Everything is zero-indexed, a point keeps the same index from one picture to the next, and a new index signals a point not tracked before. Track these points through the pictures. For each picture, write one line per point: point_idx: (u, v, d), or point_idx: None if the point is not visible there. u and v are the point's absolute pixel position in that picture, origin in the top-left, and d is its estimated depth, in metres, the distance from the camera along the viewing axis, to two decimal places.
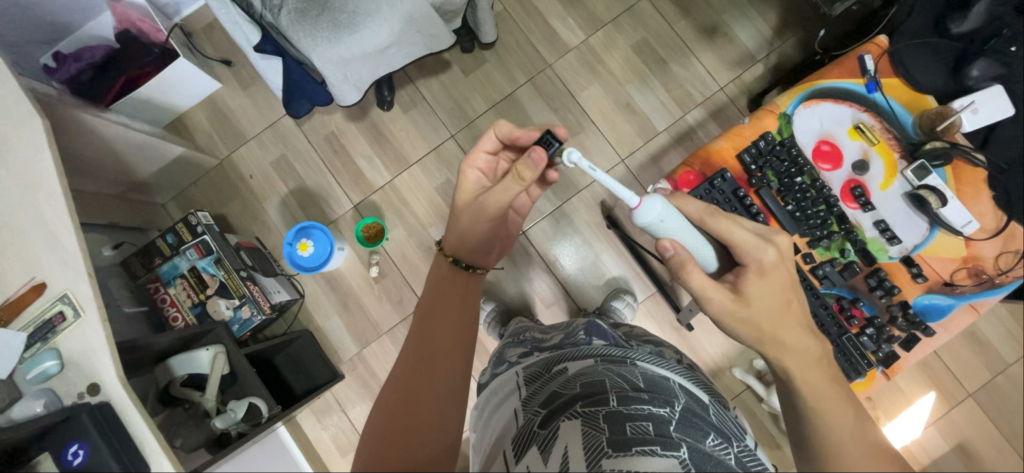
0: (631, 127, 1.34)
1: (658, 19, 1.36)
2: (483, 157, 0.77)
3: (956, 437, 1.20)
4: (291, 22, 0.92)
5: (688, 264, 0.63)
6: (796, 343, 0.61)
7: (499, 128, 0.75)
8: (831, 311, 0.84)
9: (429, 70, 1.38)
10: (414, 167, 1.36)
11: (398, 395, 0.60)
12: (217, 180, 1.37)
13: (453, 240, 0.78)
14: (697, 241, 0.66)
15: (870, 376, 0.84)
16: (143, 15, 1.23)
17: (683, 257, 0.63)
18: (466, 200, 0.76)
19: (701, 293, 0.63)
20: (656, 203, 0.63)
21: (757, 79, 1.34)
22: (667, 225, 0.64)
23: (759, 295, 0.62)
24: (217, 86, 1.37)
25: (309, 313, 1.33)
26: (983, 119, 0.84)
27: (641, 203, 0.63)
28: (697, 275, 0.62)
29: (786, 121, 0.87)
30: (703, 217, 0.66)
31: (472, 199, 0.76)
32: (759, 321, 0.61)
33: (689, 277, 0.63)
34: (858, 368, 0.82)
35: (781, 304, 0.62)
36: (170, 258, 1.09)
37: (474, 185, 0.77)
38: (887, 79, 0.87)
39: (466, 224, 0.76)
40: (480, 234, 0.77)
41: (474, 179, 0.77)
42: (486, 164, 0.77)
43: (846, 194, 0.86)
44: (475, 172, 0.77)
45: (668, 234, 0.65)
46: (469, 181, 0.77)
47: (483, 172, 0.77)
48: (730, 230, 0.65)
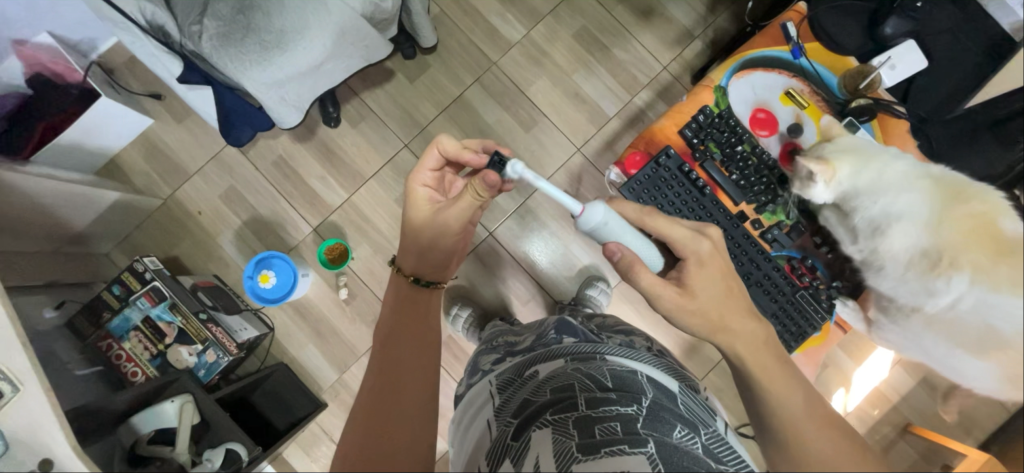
0: (583, 115, 1.35)
1: (595, 5, 1.38)
2: (428, 174, 0.77)
3: (921, 372, 1.27)
4: (216, 48, 0.85)
5: (635, 264, 0.67)
6: (742, 328, 0.65)
7: (440, 145, 0.73)
8: (783, 273, 0.87)
9: (373, 81, 1.35)
10: (370, 181, 1.33)
11: (367, 420, 0.59)
12: (163, 221, 1.30)
13: (413, 261, 0.78)
14: (639, 241, 0.69)
15: (826, 329, 0.88)
16: (54, 56, 1.16)
17: (630, 259, 0.67)
18: (423, 217, 0.76)
19: (650, 290, 0.67)
20: (598, 207, 0.66)
21: (698, 55, 1.37)
22: (611, 227, 0.67)
23: (705, 286, 0.67)
24: (149, 122, 1.29)
25: (282, 345, 1.28)
26: (902, 74, 0.89)
27: (584, 209, 0.66)
28: (645, 274, 0.67)
29: (722, 94, 0.89)
30: (641, 216, 0.70)
31: (429, 216, 0.76)
32: (710, 313, 0.66)
33: (639, 278, 0.67)
34: (813, 323, 0.86)
35: (724, 293, 0.67)
36: (119, 311, 1.03)
37: (428, 201, 0.77)
38: (809, 44, 0.90)
39: (427, 240, 0.77)
40: (442, 251, 0.78)
41: (423, 195, 0.77)
42: (431, 180, 0.77)
43: (784, 157, 0.90)
44: (421, 187, 0.77)
45: (612, 238, 0.68)
46: (419, 197, 0.77)
47: (427, 187, 0.78)
48: (668, 229, 0.69)
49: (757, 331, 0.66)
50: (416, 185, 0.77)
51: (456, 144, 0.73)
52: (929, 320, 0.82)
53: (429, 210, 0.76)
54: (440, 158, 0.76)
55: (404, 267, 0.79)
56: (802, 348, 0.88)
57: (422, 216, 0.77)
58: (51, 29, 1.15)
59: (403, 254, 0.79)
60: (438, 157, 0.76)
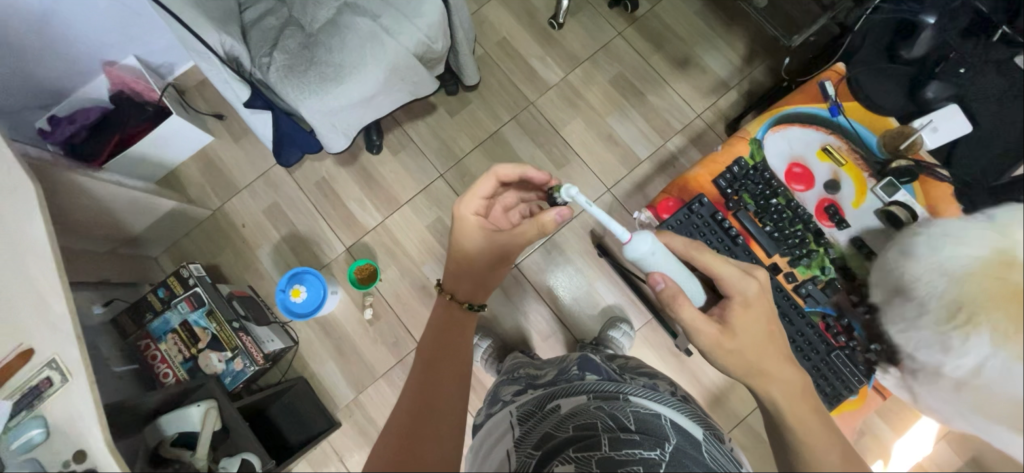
0: (615, 157, 1.38)
1: (632, 54, 1.43)
2: (481, 201, 0.78)
3: None
4: (280, 77, 0.96)
5: (678, 296, 0.67)
6: (782, 374, 0.64)
7: (499, 171, 0.76)
8: (817, 330, 0.85)
9: (416, 114, 1.42)
10: (405, 206, 1.38)
11: (399, 436, 0.60)
12: (209, 231, 1.38)
13: (465, 289, 0.82)
14: (682, 273, 0.71)
15: (863, 393, 0.84)
16: (137, 77, 1.28)
17: (673, 290, 0.68)
18: (482, 243, 0.79)
19: (692, 325, 0.67)
20: (645, 237, 0.70)
21: (732, 105, 1.39)
22: (657, 257, 0.70)
23: (746, 327, 0.66)
24: (210, 139, 1.40)
25: (304, 359, 1.31)
26: (942, 137, 0.87)
27: (631, 238, 0.69)
28: (686, 307, 0.67)
29: (758, 146, 0.90)
30: (688, 250, 0.72)
31: (487, 241, 0.79)
32: (746, 352, 0.65)
33: (681, 310, 0.67)
34: (849, 385, 0.83)
35: (765, 336, 0.66)
36: (160, 313, 1.08)
37: (482, 228, 0.78)
38: (848, 103, 0.91)
39: (483, 269, 0.82)
40: (491, 278, 0.84)
41: (476, 222, 0.78)
42: (481, 208, 0.78)
43: (821, 213, 0.88)
44: (472, 215, 0.78)
45: (657, 268, 0.71)
46: (471, 224, 0.78)
47: (478, 214, 0.78)
48: (717, 265, 0.69)
49: (798, 379, 0.65)
50: (467, 213, 0.78)
51: (518, 168, 0.77)
52: (958, 384, 0.59)
53: (485, 236, 0.78)
54: (495, 185, 0.78)
55: (458, 293, 0.82)
56: (835, 411, 0.84)
57: (476, 243, 0.79)
58: (137, 53, 1.28)
59: (455, 281, 0.82)
60: (492, 184, 0.78)
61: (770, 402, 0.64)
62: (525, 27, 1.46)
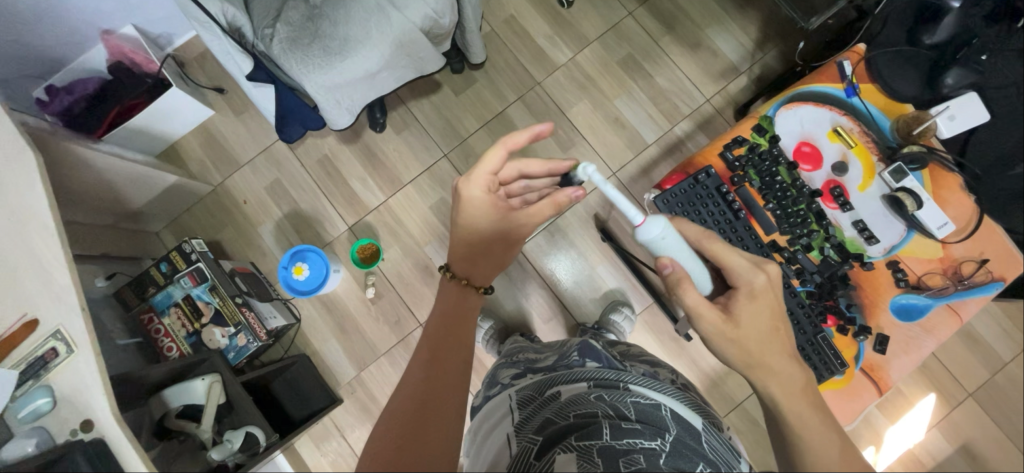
0: (621, 141, 1.36)
1: (643, 35, 1.40)
2: (486, 177, 0.76)
3: (960, 438, 1.22)
4: (283, 50, 0.94)
5: (684, 281, 0.67)
6: (788, 372, 0.64)
7: (507, 141, 0.73)
8: (808, 309, 0.84)
9: (421, 92, 1.40)
10: (408, 186, 1.37)
11: (410, 414, 0.62)
12: (211, 207, 1.37)
13: (481, 274, 0.82)
14: (693, 260, 0.69)
15: (849, 374, 0.85)
16: (136, 47, 1.26)
17: (680, 275, 0.68)
18: (493, 219, 0.78)
19: (694, 310, 0.67)
20: (658, 220, 0.67)
21: (742, 90, 1.37)
22: (669, 242, 0.67)
23: (759, 323, 0.66)
24: (210, 113, 1.37)
25: (306, 337, 1.32)
26: (962, 124, 0.86)
27: (645, 220, 0.66)
28: (691, 292, 0.67)
29: (769, 123, 0.89)
30: (700, 240, 0.71)
31: (499, 215, 0.78)
32: (758, 347, 0.65)
33: (684, 295, 0.67)
34: (832, 368, 0.83)
35: (764, 332, 0.66)
36: (163, 287, 1.08)
37: (493, 204, 0.77)
38: (864, 85, 0.88)
39: (500, 251, 0.82)
40: (505, 258, 0.84)
41: (486, 199, 0.77)
42: (490, 184, 0.76)
43: (826, 194, 0.87)
44: (481, 193, 0.76)
45: (666, 252, 0.69)
46: (480, 201, 0.77)
47: (488, 191, 0.77)
48: (726, 255, 0.69)
49: (800, 378, 0.65)
50: (477, 191, 0.76)
51: (527, 132, 0.73)
52: None
53: (498, 214, 0.78)
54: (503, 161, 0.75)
55: (474, 279, 0.82)
56: (819, 388, 0.85)
57: (490, 220, 0.78)
58: (135, 22, 1.24)
59: (469, 269, 0.81)
60: (502, 155, 0.74)
61: (766, 399, 0.65)
62: (534, 4, 1.42)
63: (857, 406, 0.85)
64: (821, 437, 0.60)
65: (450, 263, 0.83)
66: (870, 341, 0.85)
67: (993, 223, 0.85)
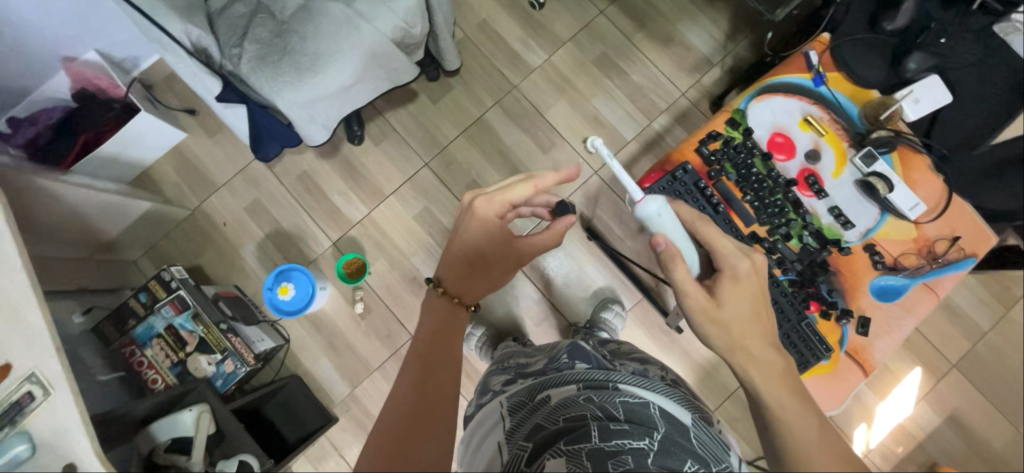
0: (601, 139, 1.37)
1: (615, 33, 1.41)
2: (504, 202, 0.78)
3: (947, 409, 1.25)
4: (252, 69, 0.92)
5: (676, 257, 0.68)
6: (774, 360, 0.65)
7: (538, 183, 0.76)
8: (791, 297, 0.86)
9: (397, 102, 1.39)
10: (390, 198, 1.36)
11: (398, 428, 0.61)
12: (189, 231, 1.34)
13: (474, 292, 0.82)
14: (685, 241, 0.72)
15: (834, 358, 0.87)
16: (99, 72, 1.23)
17: (672, 251, 0.68)
18: (498, 244, 0.80)
19: (682, 285, 0.68)
20: (655, 200, 0.71)
21: (716, 82, 1.39)
22: (663, 220, 0.71)
23: (743, 314, 0.66)
24: (183, 136, 1.35)
25: (297, 357, 1.30)
26: (924, 108, 0.87)
27: (643, 198, 0.71)
28: (681, 267, 0.67)
29: (741, 116, 0.90)
30: (693, 223, 0.72)
31: (504, 241, 0.81)
32: (746, 339, 0.65)
33: (675, 269, 0.68)
34: (816, 352, 0.84)
35: (749, 323, 0.66)
36: (145, 318, 1.05)
37: (499, 229, 0.80)
38: (831, 73, 0.90)
39: (496, 275, 0.83)
40: (497, 280, 0.85)
41: (497, 222, 0.79)
42: (503, 209, 0.79)
43: (801, 183, 0.89)
44: (493, 216, 0.78)
45: (663, 231, 0.71)
46: (491, 224, 0.79)
47: (499, 215, 0.79)
48: (716, 238, 0.70)
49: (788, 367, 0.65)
50: (491, 214, 0.78)
51: (556, 176, 0.74)
52: None
53: (503, 240, 0.80)
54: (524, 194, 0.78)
55: (466, 297, 0.81)
56: (806, 374, 0.86)
57: (495, 244, 0.80)
58: (98, 47, 1.21)
59: (463, 286, 0.81)
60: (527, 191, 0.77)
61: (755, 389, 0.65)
62: (506, 8, 1.42)
63: (844, 391, 0.86)
64: (808, 421, 0.61)
65: (444, 278, 0.81)
66: (853, 324, 0.87)
67: (962, 201, 0.87)
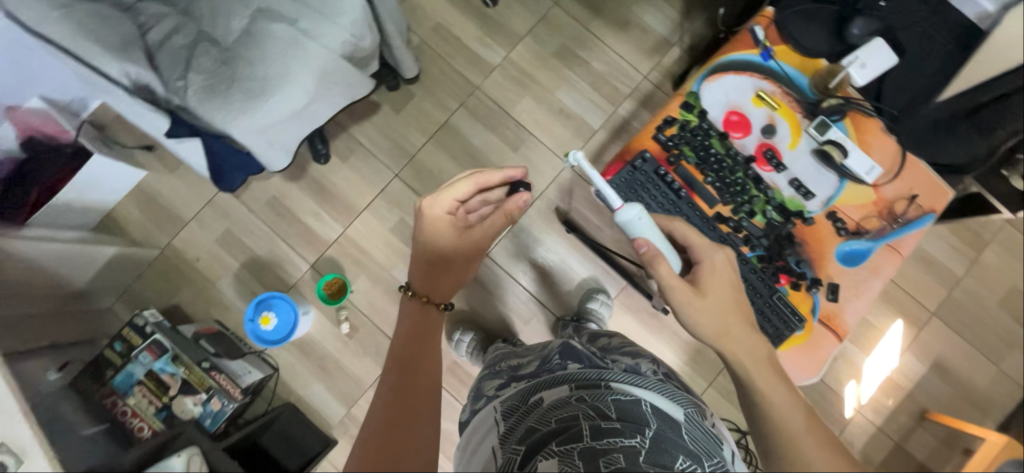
0: (569, 131, 1.37)
1: (571, 22, 1.40)
2: (452, 201, 0.82)
3: (931, 356, 1.28)
4: (200, 101, 0.87)
5: (658, 258, 0.74)
6: None
7: (479, 177, 0.81)
8: (761, 273, 0.88)
9: (360, 115, 1.36)
10: (364, 213, 1.34)
11: (382, 440, 0.58)
12: (162, 270, 1.31)
13: (440, 290, 0.84)
14: (666, 244, 0.77)
15: (809, 328, 0.88)
16: (44, 118, 1.09)
17: (654, 253, 0.74)
18: (452, 240, 0.83)
19: (668, 284, 0.73)
20: (634, 206, 0.77)
21: (677, 62, 1.39)
22: (644, 224, 0.76)
23: None
24: (143, 174, 1.31)
25: (288, 384, 1.28)
26: (873, 72, 0.86)
27: (622, 205, 0.77)
28: (664, 267, 0.73)
29: (695, 98, 0.90)
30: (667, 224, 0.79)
31: (458, 236, 0.83)
32: None
33: (659, 269, 0.74)
34: (790, 324, 0.86)
35: None
36: (123, 367, 1.03)
37: (453, 225, 0.83)
38: (777, 47, 0.90)
39: (459, 270, 0.86)
40: (461, 275, 0.87)
41: (448, 220, 0.82)
42: (453, 207, 0.82)
43: (760, 158, 0.90)
44: (444, 213, 0.82)
45: (642, 235, 0.77)
46: (443, 223, 0.82)
47: (450, 213, 0.82)
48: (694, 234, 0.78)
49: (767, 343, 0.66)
50: (440, 213, 0.82)
51: (500, 174, 0.82)
52: None
53: (459, 235, 0.83)
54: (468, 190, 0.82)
55: (434, 296, 0.83)
56: (783, 347, 0.87)
57: (451, 241, 0.83)
58: None
59: (429, 286, 0.83)
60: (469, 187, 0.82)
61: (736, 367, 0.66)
62: (459, 8, 1.40)
63: (822, 358, 0.88)
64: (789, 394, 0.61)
65: (411, 282, 0.84)
66: (823, 292, 0.88)
67: (916, 159, 0.88)
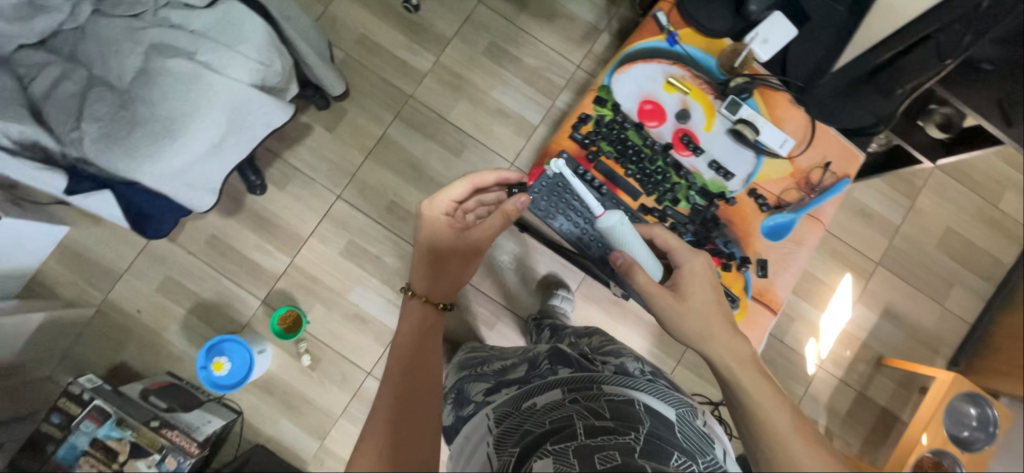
0: (509, 129, 1.35)
1: (498, 19, 1.37)
2: (449, 201, 0.81)
3: (880, 305, 1.34)
4: (101, 150, 0.84)
5: (633, 267, 0.76)
6: None
7: (474, 178, 0.81)
8: None
9: (292, 139, 1.31)
10: (310, 239, 1.30)
11: (382, 463, 0.52)
12: (102, 328, 1.24)
13: (441, 289, 0.79)
14: (645, 253, 0.82)
15: (745, 305, 0.89)
16: None
17: (629, 263, 0.77)
18: (449, 239, 0.81)
19: (645, 289, 0.74)
20: (615, 213, 0.82)
21: (607, 48, 1.39)
22: (625, 232, 0.82)
23: None
24: (65, 229, 1.23)
25: (255, 426, 1.24)
26: (775, 46, 0.88)
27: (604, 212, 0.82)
28: (641, 274, 0.75)
29: (607, 92, 0.91)
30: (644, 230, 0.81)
31: (454, 235, 0.81)
32: None
33: (635, 277, 0.75)
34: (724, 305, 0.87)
35: None
36: (64, 439, 0.97)
37: (449, 224, 0.81)
38: (682, 31, 0.92)
39: (459, 270, 0.82)
40: (463, 276, 0.83)
41: (445, 220, 0.81)
42: (450, 207, 0.82)
43: (678, 144, 0.91)
44: (441, 214, 0.81)
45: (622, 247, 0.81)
46: (439, 223, 0.81)
47: (447, 213, 0.82)
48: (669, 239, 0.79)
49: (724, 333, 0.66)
50: (437, 213, 0.81)
51: (494, 174, 0.82)
52: None
53: (456, 234, 0.81)
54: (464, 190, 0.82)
55: (434, 297, 0.78)
56: None
57: (449, 241, 0.81)
58: None
59: (430, 285, 0.79)
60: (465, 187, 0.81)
61: None
62: (381, 17, 1.36)
63: (759, 334, 0.89)
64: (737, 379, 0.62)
65: (411, 281, 0.80)
66: (753, 270, 0.89)
67: (825, 128, 0.92)
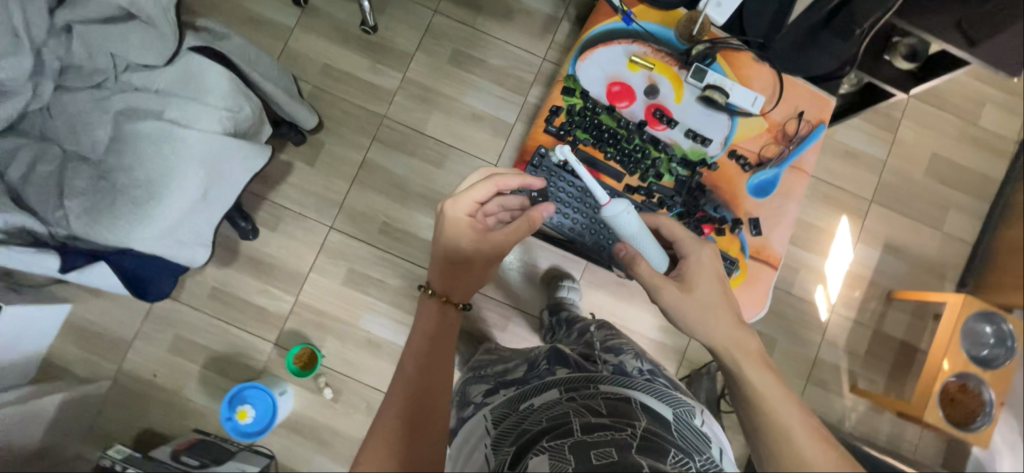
0: (487, 133, 1.35)
1: (457, 26, 1.38)
2: (472, 202, 0.75)
3: (881, 241, 1.34)
4: (84, 223, 0.85)
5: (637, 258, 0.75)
6: None
7: (498, 180, 0.75)
8: None
9: (275, 179, 1.32)
10: (311, 275, 1.30)
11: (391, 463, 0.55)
12: (121, 398, 1.24)
13: (462, 289, 0.76)
14: (650, 245, 0.80)
15: (745, 266, 0.90)
16: None
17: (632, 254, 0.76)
18: (472, 242, 0.75)
19: (651, 281, 0.74)
20: (620, 203, 0.80)
21: (569, 35, 1.39)
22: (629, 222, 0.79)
23: None
24: (68, 306, 1.24)
25: (288, 467, 1.25)
26: (728, 8, 0.91)
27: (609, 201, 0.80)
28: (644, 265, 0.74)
29: (574, 81, 0.92)
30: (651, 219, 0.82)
31: (478, 238, 0.75)
32: None
33: (639, 268, 0.74)
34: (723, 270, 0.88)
35: None
36: None
37: (472, 226, 0.76)
38: (636, 8, 0.93)
39: (483, 271, 0.77)
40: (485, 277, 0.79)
41: (468, 222, 0.75)
42: (473, 209, 0.76)
43: (651, 119, 0.92)
44: (464, 215, 0.76)
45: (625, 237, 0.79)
46: (462, 224, 0.75)
47: (470, 214, 0.76)
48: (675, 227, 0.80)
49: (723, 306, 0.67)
50: (459, 214, 0.75)
51: (520, 179, 0.77)
52: None
53: (481, 238, 0.75)
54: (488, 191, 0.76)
55: (454, 296, 0.75)
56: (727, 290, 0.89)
57: (472, 242, 0.75)
58: None
59: (450, 284, 0.75)
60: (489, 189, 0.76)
61: None
62: (341, 44, 1.36)
63: (765, 291, 0.89)
64: None
65: (429, 279, 0.76)
66: (747, 229, 0.90)
67: (792, 79, 0.93)
